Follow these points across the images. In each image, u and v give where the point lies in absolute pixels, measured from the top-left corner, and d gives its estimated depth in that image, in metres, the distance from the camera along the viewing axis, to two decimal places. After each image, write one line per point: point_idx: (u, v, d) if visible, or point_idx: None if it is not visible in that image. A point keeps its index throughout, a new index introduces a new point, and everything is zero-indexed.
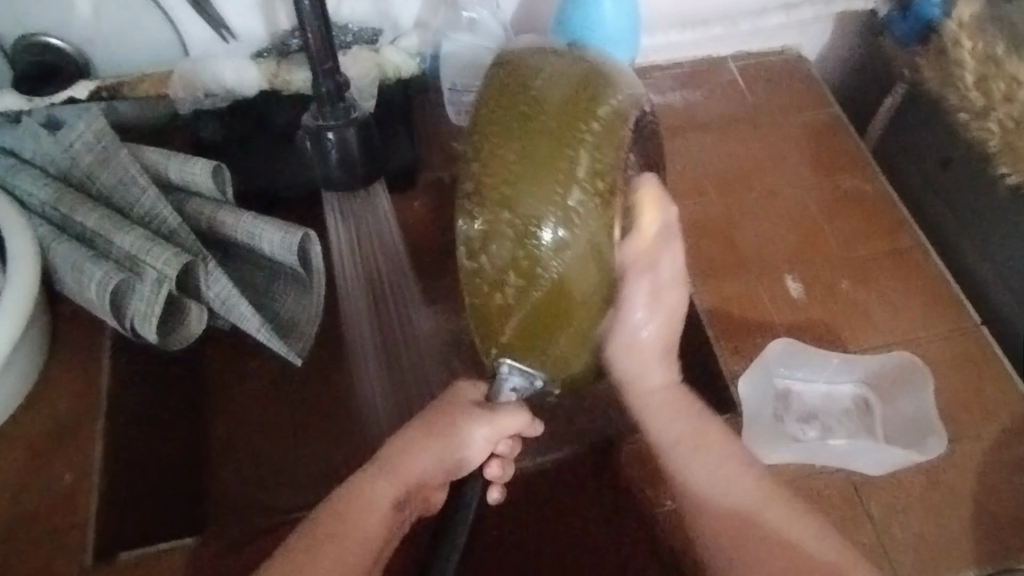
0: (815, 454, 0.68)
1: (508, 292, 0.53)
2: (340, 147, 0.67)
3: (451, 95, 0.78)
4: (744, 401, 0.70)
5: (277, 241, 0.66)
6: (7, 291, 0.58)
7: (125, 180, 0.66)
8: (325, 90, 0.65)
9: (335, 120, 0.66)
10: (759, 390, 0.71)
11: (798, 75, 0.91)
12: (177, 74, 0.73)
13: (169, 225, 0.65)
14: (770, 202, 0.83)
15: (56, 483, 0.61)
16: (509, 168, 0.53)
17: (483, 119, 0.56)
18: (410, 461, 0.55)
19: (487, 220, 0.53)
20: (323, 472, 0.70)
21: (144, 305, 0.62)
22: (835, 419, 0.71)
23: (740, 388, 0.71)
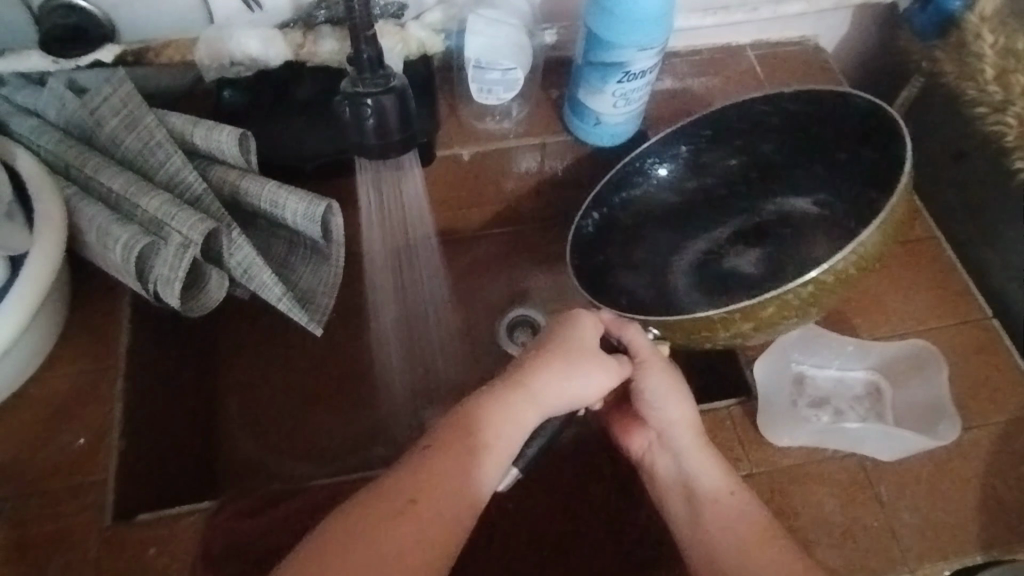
0: (828, 437, 0.69)
1: (736, 329, 0.65)
2: (378, 116, 0.60)
3: (476, 73, 0.74)
4: (757, 385, 0.72)
5: (300, 211, 0.67)
6: (34, 250, 0.59)
7: (150, 145, 0.66)
8: (365, 56, 0.60)
9: (374, 87, 0.60)
10: (773, 376, 0.73)
11: (817, 64, 0.90)
12: (203, 41, 0.73)
13: (194, 191, 0.66)
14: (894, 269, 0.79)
15: (77, 444, 0.62)
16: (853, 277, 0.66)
17: (888, 224, 0.64)
18: (548, 391, 0.56)
19: (801, 302, 0.64)
20: (342, 445, 0.71)
21: (167, 270, 0.62)
22: (847, 404, 0.73)
23: (754, 372, 0.72)
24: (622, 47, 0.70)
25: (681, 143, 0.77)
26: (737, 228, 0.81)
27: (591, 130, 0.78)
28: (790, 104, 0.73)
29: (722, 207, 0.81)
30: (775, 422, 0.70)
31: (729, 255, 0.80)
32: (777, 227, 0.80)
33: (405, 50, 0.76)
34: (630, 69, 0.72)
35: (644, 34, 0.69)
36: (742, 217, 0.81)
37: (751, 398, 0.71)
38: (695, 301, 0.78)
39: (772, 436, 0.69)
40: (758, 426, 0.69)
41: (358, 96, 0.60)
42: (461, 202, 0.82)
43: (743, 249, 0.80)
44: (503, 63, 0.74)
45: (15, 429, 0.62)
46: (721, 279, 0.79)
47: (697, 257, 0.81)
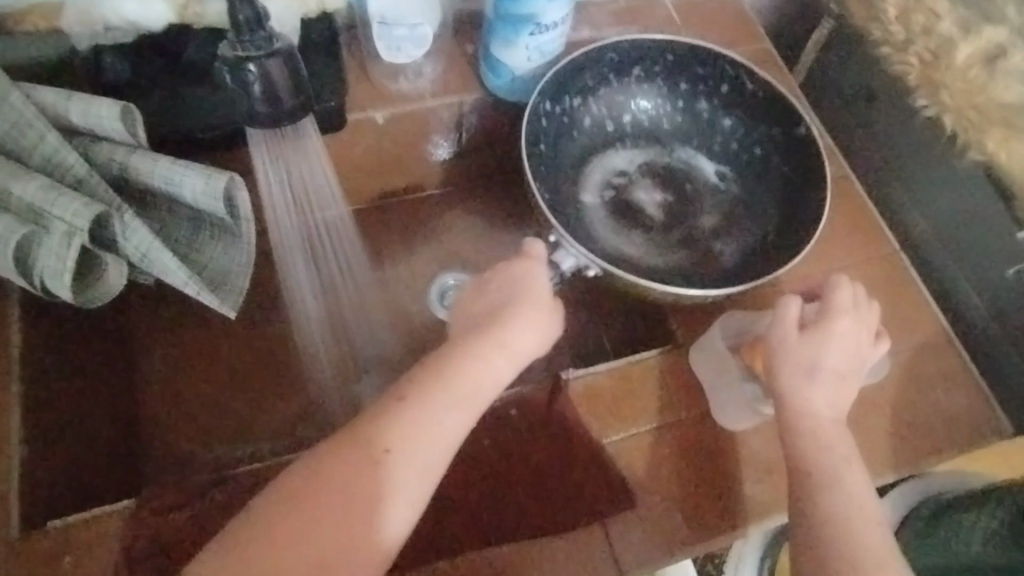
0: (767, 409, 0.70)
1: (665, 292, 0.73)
2: (262, 81, 0.61)
3: (381, 30, 0.71)
4: (697, 375, 0.71)
5: (200, 187, 0.62)
6: None
7: (17, 122, 0.59)
8: (241, 16, 0.59)
9: (255, 50, 0.60)
10: (711, 358, 0.72)
11: (730, 8, 0.90)
12: (70, 6, 0.66)
13: (76, 173, 0.60)
14: (843, 217, 0.81)
15: None
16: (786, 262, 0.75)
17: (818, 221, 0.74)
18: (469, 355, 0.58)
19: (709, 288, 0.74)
20: (272, 428, 0.69)
21: (53, 261, 0.57)
22: None
23: (689, 358, 0.72)
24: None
25: (636, 65, 0.80)
26: (650, 164, 0.81)
27: (507, 86, 0.76)
28: (743, 82, 0.79)
29: (642, 143, 0.82)
30: (721, 405, 0.69)
31: (640, 185, 0.80)
32: (684, 170, 0.81)
33: (302, 10, 0.72)
34: (542, 21, 0.70)
35: None
36: (653, 157, 0.81)
37: (678, 346, 0.73)
38: (603, 223, 0.77)
39: (726, 422, 0.69)
40: (702, 398, 0.70)
41: (239, 61, 0.60)
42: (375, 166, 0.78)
43: (658, 190, 0.80)
44: (409, 19, 0.71)
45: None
46: (630, 211, 0.79)
47: (613, 181, 0.80)
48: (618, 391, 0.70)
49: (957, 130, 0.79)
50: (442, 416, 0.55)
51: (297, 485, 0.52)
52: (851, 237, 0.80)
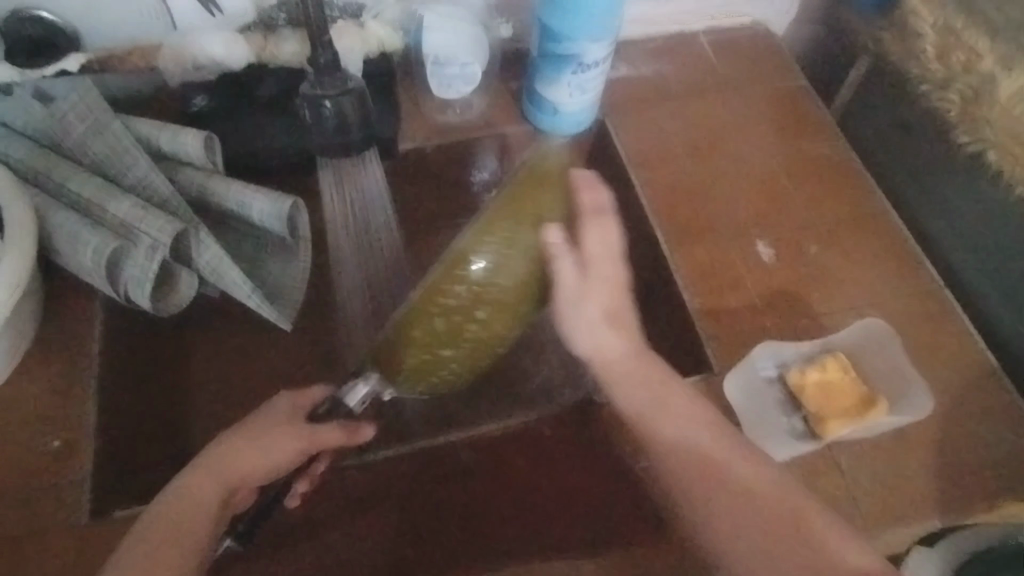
0: (802, 446, 0.69)
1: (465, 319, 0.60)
2: (337, 116, 0.71)
3: (434, 68, 0.78)
4: (732, 405, 0.71)
5: (267, 209, 0.70)
6: (7, 259, 0.59)
7: (115, 150, 0.68)
8: (323, 60, 0.67)
9: (333, 90, 0.69)
10: (745, 392, 0.72)
11: (766, 48, 0.93)
12: (166, 48, 0.74)
13: (161, 193, 0.67)
14: (885, 251, 0.81)
15: (47, 443, 0.64)
16: (819, 301, 0.78)
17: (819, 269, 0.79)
18: (239, 456, 0.57)
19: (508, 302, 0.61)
20: None
21: (138, 272, 0.64)
22: (823, 401, 0.70)
23: (724, 387, 0.72)
24: (573, 40, 0.73)
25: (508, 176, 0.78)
26: None
27: (551, 121, 0.82)
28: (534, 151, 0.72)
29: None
30: (759, 439, 0.70)
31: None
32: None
33: (365, 50, 0.78)
34: (583, 60, 0.75)
35: (594, 27, 0.72)
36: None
37: (714, 373, 0.73)
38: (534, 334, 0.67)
39: (770, 453, 0.69)
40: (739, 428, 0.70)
41: (319, 98, 0.69)
42: (422, 194, 0.84)
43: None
44: (459, 59, 0.77)
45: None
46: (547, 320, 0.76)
47: None
48: None
49: (1002, 165, 0.77)
50: (206, 487, 0.55)
51: (151, 541, 0.52)
52: (891, 271, 0.80)
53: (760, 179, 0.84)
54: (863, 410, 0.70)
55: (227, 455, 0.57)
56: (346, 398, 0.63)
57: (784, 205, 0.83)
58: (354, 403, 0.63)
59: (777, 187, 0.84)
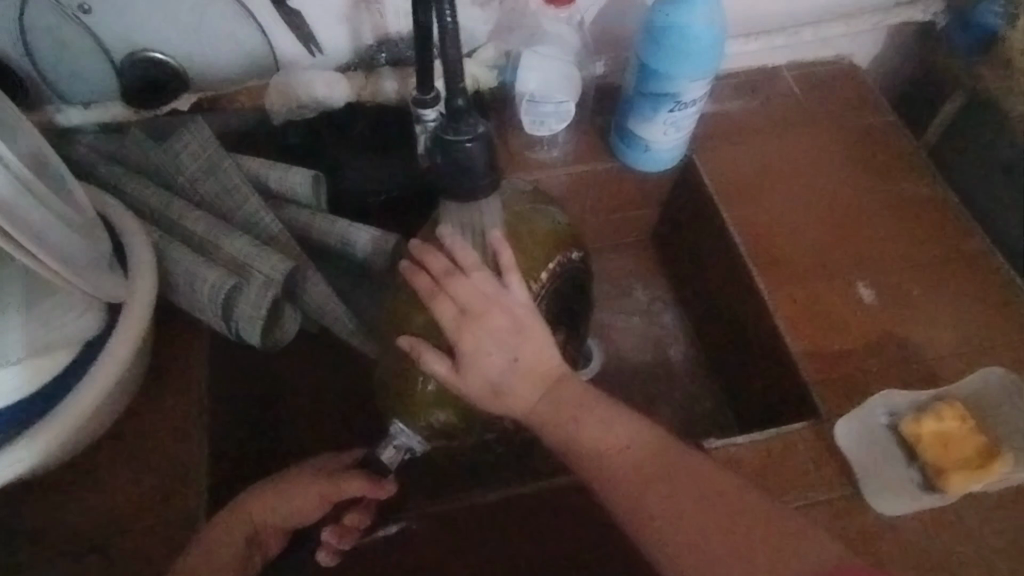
0: (922, 500, 0.68)
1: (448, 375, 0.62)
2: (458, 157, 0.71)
3: (529, 106, 0.77)
4: (846, 453, 0.70)
5: (370, 247, 0.71)
6: (134, 300, 0.61)
7: (227, 188, 0.69)
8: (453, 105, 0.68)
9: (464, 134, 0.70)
10: (861, 440, 0.71)
11: (854, 83, 0.92)
12: (272, 86, 0.74)
13: (271, 231, 0.69)
14: (991, 295, 0.80)
15: (157, 477, 0.64)
16: (923, 342, 0.77)
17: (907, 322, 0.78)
18: (268, 501, 0.62)
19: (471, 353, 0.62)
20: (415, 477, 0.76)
21: (251, 309, 0.65)
22: (945, 453, 0.68)
23: (836, 433, 0.71)
24: (673, 79, 0.73)
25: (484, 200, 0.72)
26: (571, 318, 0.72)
27: (641, 159, 0.82)
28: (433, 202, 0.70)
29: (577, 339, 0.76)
30: (874, 488, 0.69)
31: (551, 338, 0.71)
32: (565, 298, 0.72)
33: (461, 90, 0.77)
34: (681, 98, 0.75)
35: (694, 66, 0.73)
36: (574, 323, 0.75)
37: (821, 420, 0.72)
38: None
39: (875, 506, 0.68)
40: (852, 477, 0.69)
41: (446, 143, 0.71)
42: None
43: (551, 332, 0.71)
44: (554, 96, 0.77)
45: (96, 468, 0.64)
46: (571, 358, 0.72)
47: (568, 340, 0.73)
48: (758, 463, 0.70)
49: None
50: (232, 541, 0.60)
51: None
52: (996, 314, 0.79)
53: (844, 220, 0.84)
54: (988, 463, 0.66)
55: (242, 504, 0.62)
56: (383, 453, 0.64)
57: (881, 246, 0.83)
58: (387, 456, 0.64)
59: (866, 226, 0.84)
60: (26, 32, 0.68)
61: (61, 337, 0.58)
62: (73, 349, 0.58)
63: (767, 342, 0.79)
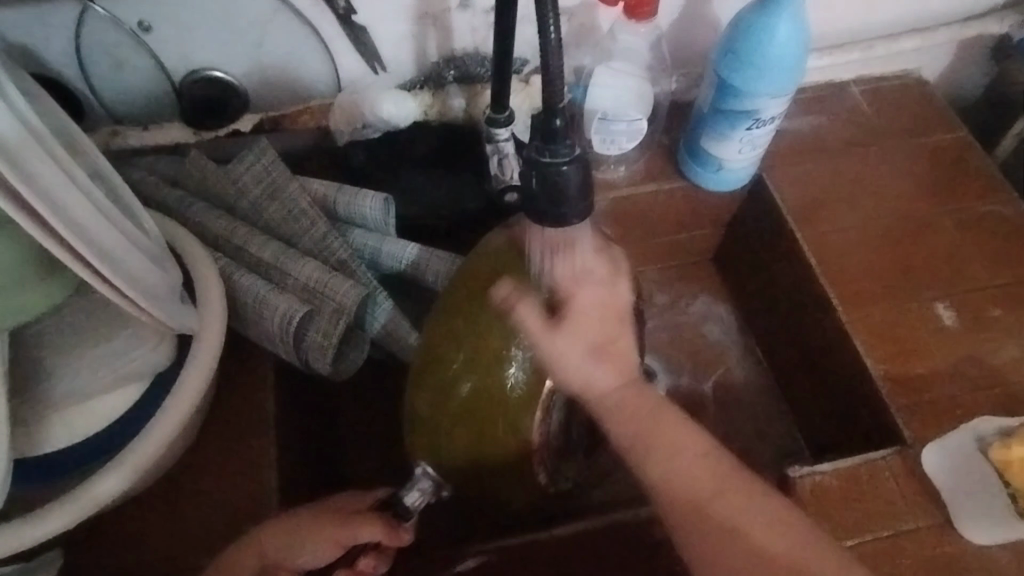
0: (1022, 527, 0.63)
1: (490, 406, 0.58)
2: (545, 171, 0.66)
3: (601, 124, 0.74)
4: (934, 479, 0.66)
5: (442, 272, 0.68)
6: (204, 329, 0.58)
7: (292, 212, 0.66)
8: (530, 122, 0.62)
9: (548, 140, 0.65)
10: (949, 463, 0.66)
11: (924, 98, 0.90)
12: (337, 104, 0.72)
13: (340, 256, 0.66)
14: None
15: (222, 509, 0.61)
16: (1010, 364, 0.73)
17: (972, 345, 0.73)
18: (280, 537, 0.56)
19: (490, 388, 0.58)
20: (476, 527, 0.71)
21: (321, 337, 0.62)
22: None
23: (923, 459, 0.67)
24: (754, 96, 0.70)
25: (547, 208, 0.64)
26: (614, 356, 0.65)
27: (711, 176, 0.79)
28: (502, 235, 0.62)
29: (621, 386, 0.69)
30: (969, 515, 0.64)
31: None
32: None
33: (530, 107, 0.74)
34: (760, 115, 0.72)
35: (776, 82, 0.70)
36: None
37: (907, 445, 0.68)
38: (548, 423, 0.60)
39: (969, 534, 0.63)
40: (943, 507, 0.64)
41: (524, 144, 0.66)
42: None
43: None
44: (627, 114, 0.74)
45: (159, 502, 0.61)
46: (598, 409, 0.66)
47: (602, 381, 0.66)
48: (848, 493, 0.65)
49: None
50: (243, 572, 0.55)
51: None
52: None
53: (924, 238, 0.80)
54: None
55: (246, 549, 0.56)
56: (406, 498, 0.58)
57: (962, 264, 0.79)
58: (410, 498, 0.58)
59: (947, 244, 0.80)
60: (84, 52, 0.65)
61: (129, 371, 0.56)
62: (142, 381, 0.57)
63: (845, 365, 0.75)
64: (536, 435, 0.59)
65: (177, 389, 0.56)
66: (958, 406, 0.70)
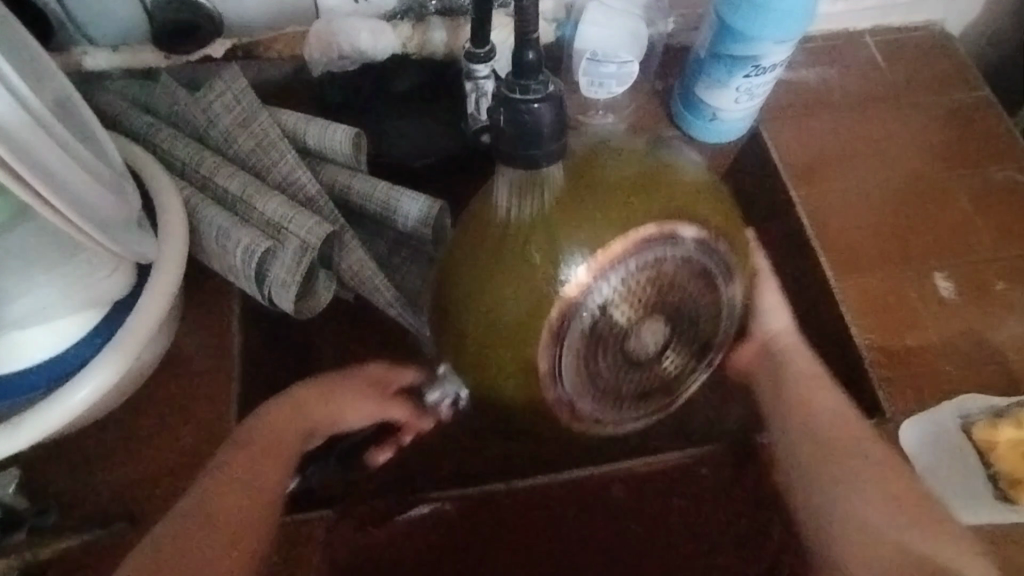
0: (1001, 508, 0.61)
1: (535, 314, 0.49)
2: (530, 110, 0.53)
3: (589, 66, 0.71)
4: (912, 457, 0.63)
5: (413, 213, 0.65)
6: (162, 259, 0.56)
7: (264, 143, 0.64)
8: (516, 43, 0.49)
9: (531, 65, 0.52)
10: (930, 443, 0.64)
11: (945, 53, 0.84)
12: (312, 33, 0.68)
13: (307, 192, 0.64)
14: None
15: (183, 442, 0.61)
16: (1004, 340, 0.69)
17: (967, 317, 0.70)
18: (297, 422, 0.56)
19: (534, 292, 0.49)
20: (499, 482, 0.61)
21: (284, 273, 0.60)
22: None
23: (901, 434, 0.64)
24: (755, 41, 0.66)
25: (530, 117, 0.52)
26: (669, 292, 0.50)
27: (706, 127, 0.75)
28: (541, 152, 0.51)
29: (693, 348, 0.53)
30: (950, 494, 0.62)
31: (636, 326, 0.49)
32: (675, 283, 0.49)
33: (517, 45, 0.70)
34: (761, 63, 0.68)
35: (784, 26, 0.65)
36: (691, 325, 0.52)
37: (887, 418, 0.65)
38: (557, 347, 0.49)
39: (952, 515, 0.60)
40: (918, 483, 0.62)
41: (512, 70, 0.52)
42: None
43: (635, 321, 0.49)
44: (618, 56, 0.70)
45: (118, 430, 0.61)
46: (629, 358, 0.50)
47: (656, 330, 0.50)
48: None
49: None
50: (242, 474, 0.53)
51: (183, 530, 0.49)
52: None
53: (927, 202, 0.76)
54: None
55: (271, 416, 0.56)
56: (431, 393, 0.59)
57: (965, 232, 0.74)
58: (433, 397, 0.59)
59: (953, 209, 0.76)
60: None
61: (87, 298, 0.54)
62: (99, 308, 0.55)
63: (831, 332, 0.72)
64: (542, 366, 0.50)
65: (132, 319, 0.55)
66: (946, 381, 0.67)
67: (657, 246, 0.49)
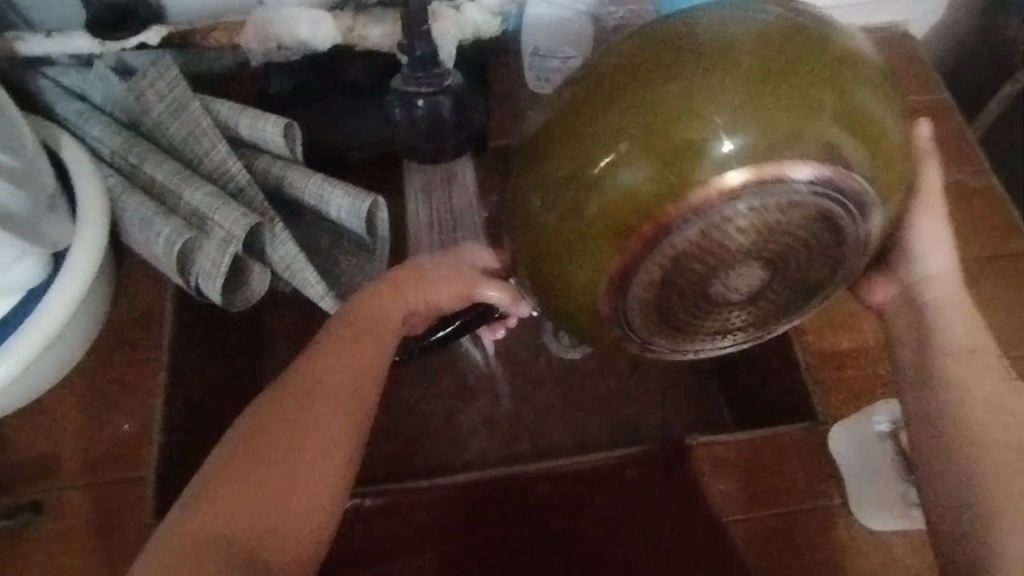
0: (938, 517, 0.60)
1: (642, 195, 0.43)
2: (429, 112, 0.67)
3: (533, 61, 0.72)
4: (842, 466, 0.62)
5: (345, 206, 0.65)
6: (77, 249, 0.57)
7: (194, 133, 0.64)
8: (419, 52, 0.64)
9: (427, 87, 0.65)
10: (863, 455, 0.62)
11: (907, 52, 0.82)
12: (250, 22, 0.69)
13: (238, 182, 0.63)
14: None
15: (106, 432, 0.60)
16: None
17: None
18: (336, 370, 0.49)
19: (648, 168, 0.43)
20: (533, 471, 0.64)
21: (209, 265, 0.60)
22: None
23: (832, 441, 0.63)
24: None
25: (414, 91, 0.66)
26: (773, 243, 0.44)
27: None
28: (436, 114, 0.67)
29: (791, 288, 0.48)
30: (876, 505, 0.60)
31: (725, 274, 0.45)
32: (782, 231, 0.43)
33: (459, 35, 0.71)
34: None
35: None
36: (797, 266, 0.46)
37: (822, 422, 0.64)
38: (625, 299, 0.45)
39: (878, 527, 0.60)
40: (845, 489, 0.61)
41: (411, 95, 0.66)
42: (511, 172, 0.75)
43: (725, 270, 0.44)
44: (562, 51, 0.71)
45: (44, 418, 0.61)
46: (711, 304, 0.46)
47: (747, 277, 0.45)
48: (749, 466, 0.62)
49: None
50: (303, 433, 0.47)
51: (242, 446, 0.46)
52: None
53: None
54: None
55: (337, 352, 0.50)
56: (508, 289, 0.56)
57: None
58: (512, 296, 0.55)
59: None
60: None
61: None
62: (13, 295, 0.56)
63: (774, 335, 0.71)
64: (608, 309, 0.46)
65: (42, 310, 0.55)
66: (883, 388, 0.66)
67: (768, 189, 0.42)
